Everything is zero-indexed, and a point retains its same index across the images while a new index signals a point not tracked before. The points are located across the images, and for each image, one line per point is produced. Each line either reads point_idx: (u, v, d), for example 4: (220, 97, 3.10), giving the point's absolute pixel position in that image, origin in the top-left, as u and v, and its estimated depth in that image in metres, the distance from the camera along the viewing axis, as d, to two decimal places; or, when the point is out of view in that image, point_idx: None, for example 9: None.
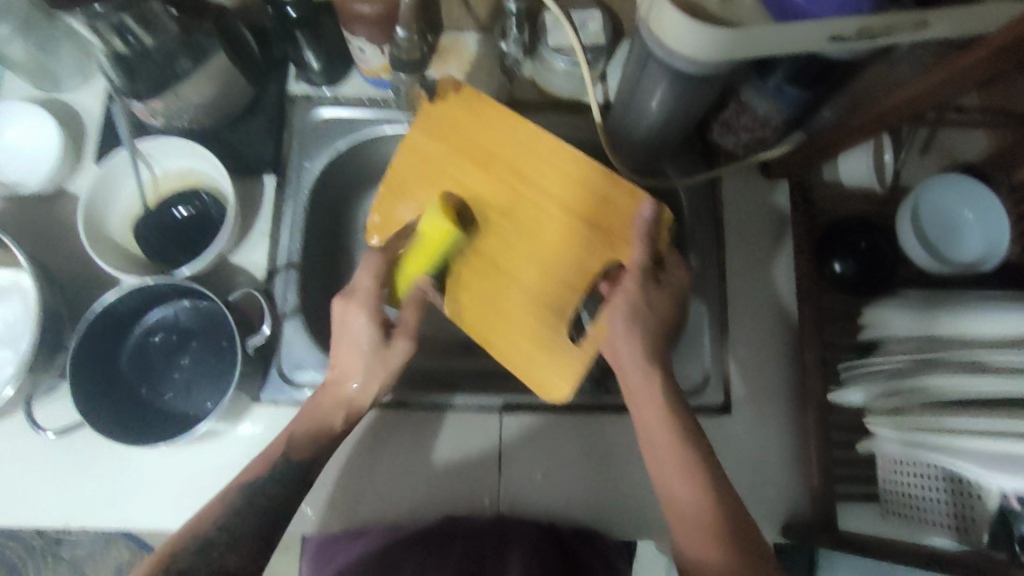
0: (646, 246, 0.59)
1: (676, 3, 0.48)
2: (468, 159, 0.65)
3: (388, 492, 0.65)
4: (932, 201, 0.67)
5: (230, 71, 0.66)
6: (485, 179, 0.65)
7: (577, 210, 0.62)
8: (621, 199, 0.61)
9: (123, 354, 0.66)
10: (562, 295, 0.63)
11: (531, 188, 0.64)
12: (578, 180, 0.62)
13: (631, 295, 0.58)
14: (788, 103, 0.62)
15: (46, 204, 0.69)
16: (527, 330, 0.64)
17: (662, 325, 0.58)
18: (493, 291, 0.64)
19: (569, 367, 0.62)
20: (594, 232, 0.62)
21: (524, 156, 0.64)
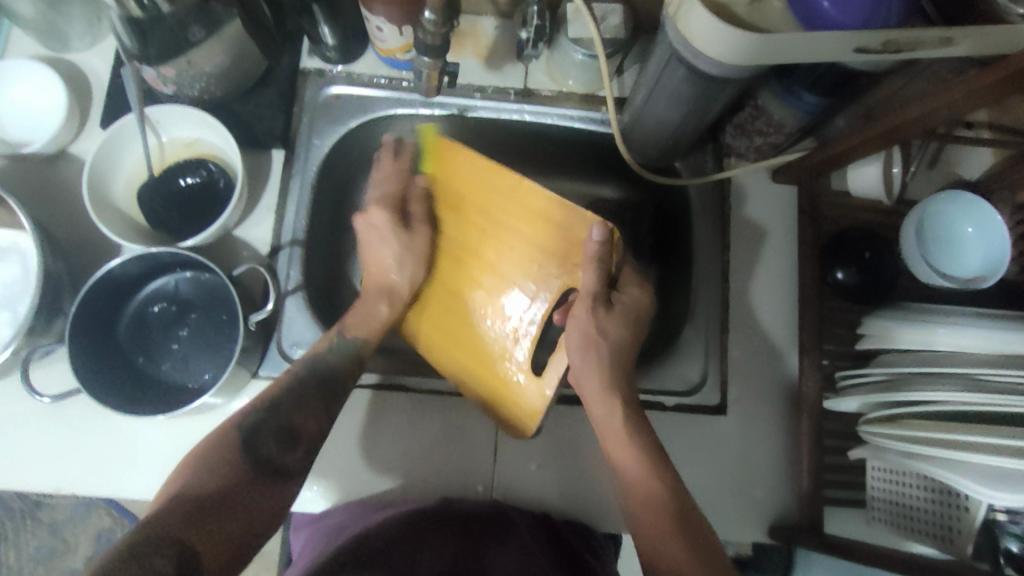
0: (596, 270, 0.59)
1: (706, 3, 0.47)
2: (450, 206, 0.70)
3: (382, 473, 0.65)
4: (936, 217, 0.68)
5: (243, 39, 0.64)
6: (462, 225, 0.70)
7: (538, 246, 0.65)
8: (572, 225, 0.63)
9: (122, 321, 0.65)
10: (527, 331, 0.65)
11: (494, 226, 0.68)
12: (539, 217, 0.65)
13: (584, 324, 0.59)
14: (805, 110, 0.62)
15: (47, 165, 0.67)
16: (491, 369, 0.66)
17: (617, 352, 0.59)
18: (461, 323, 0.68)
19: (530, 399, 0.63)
20: (551, 265, 0.65)
21: (482, 193, 0.68)
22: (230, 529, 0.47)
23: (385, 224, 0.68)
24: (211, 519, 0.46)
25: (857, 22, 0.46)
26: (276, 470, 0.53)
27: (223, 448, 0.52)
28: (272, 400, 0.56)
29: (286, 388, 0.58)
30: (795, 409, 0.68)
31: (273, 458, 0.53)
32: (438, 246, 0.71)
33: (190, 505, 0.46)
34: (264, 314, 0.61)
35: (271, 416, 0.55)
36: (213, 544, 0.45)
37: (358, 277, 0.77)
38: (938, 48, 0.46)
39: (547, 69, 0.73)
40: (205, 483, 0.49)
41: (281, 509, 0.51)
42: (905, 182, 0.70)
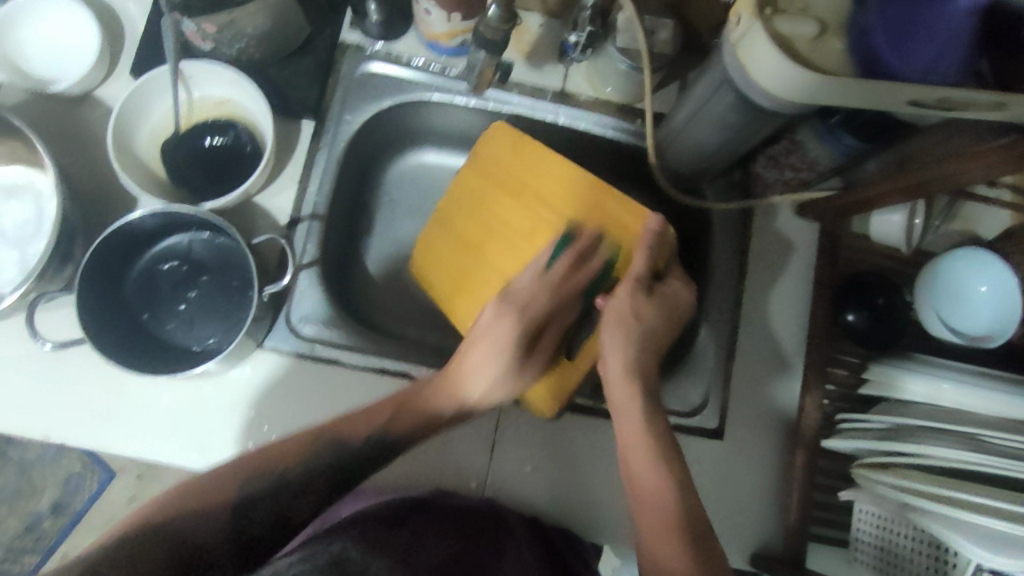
0: (648, 256, 0.61)
1: (771, 35, 0.47)
2: (503, 190, 0.70)
3: None
4: (952, 273, 0.68)
5: (288, 5, 0.63)
6: (515, 211, 0.69)
7: (594, 237, 0.66)
8: (628, 221, 0.65)
9: (130, 275, 0.64)
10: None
11: (547, 208, 0.68)
12: (601, 211, 0.66)
13: (622, 305, 0.61)
14: (842, 151, 0.62)
15: (71, 106, 0.66)
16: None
17: (651, 337, 0.60)
18: None
19: (564, 380, 0.64)
20: (606, 260, 0.66)
21: (543, 179, 0.68)
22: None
23: (507, 322, 0.61)
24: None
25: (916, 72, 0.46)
26: (242, 550, 0.48)
27: (216, 493, 0.49)
28: (282, 474, 0.51)
29: (305, 459, 0.52)
30: (791, 443, 0.69)
31: (253, 537, 0.49)
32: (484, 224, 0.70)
33: (157, 548, 0.45)
34: (279, 287, 0.60)
35: (275, 491, 0.51)
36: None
37: (371, 256, 0.76)
38: (988, 112, 0.46)
39: (587, 74, 0.72)
40: (183, 525, 0.47)
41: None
42: (923, 233, 0.71)
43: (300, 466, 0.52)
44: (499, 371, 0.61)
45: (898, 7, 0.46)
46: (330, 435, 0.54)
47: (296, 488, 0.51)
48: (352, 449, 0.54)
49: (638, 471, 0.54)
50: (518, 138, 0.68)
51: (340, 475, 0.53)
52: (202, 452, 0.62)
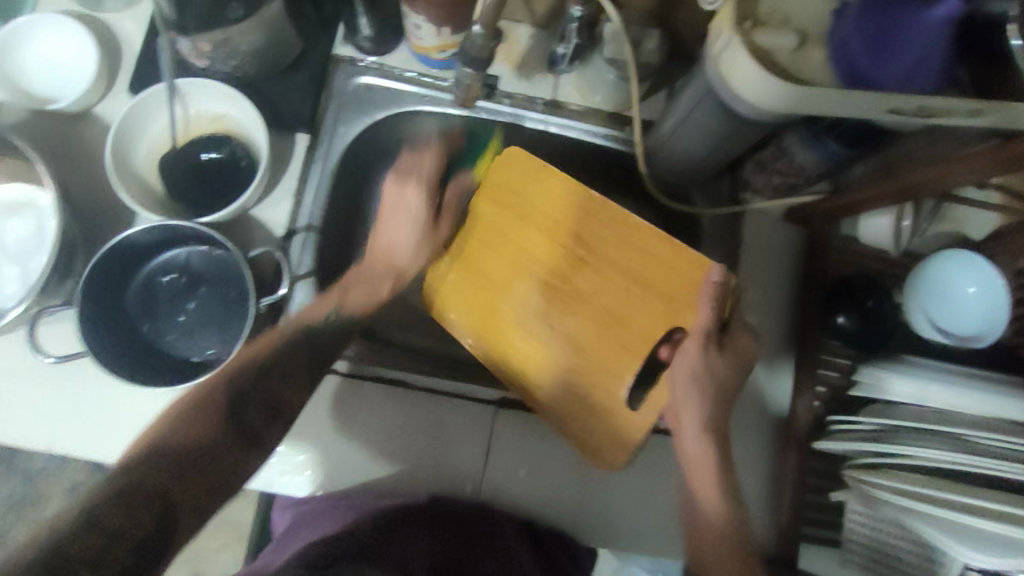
0: (712, 308, 0.57)
1: (749, 47, 0.48)
2: (538, 229, 0.65)
3: (368, 465, 0.66)
4: (940, 274, 0.69)
5: (280, 22, 0.64)
6: (553, 251, 0.65)
7: (648, 283, 0.63)
8: (684, 267, 0.62)
9: (130, 289, 0.65)
10: (631, 362, 0.62)
11: (593, 251, 0.64)
12: (653, 257, 0.63)
13: (691, 360, 0.58)
14: (827, 157, 0.63)
15: (71, 124, 0.67)
16: (601, 409, 0.62)
17: (721, 391, 0.58)
18: (537, 347, 0.64)
19: (632, 433, 0.61)
20: (662, 306, 0.62)
21: (587, 221, 0.64)
22: (123, 524, 0.49)
23: (412, 198, 0.65)
24: (145, 500, 0.50)
25: (893, 83, 0.47)
26: (249, 434, 0.56)
27: (201, 399, 0.55)
28: (266, 361, 0.58)
29: (282, 350, 0.59)
30: (783, 446, 0.70)
31: (255, 426, 0.57)
32: (518, 263, 0.65)
33: (167, 459, 0.52)
34: (275, 299, 0.61)
35: (263, 382, 0.58)
36: (130, 533, 0.49)
37: None
38: (966, 118, 0.47)
39: (577, 84, 0.73)
40: (184, 436, 0.53)
41: (206, 511, 0.53)
42: (912, 236, 0.72)
43: (278, 360, 0.59)
44: (417, 234, 0.66)
45: (874, 17, 0.46)
46: (293, 325, 0.61)
47: (280, 373, 0.59)
48: (321, 338, 0.61)
49: (707, 517, 0.56)
50: (545, 170, 0.65)
51: (312, 359, 0.60)
52: None
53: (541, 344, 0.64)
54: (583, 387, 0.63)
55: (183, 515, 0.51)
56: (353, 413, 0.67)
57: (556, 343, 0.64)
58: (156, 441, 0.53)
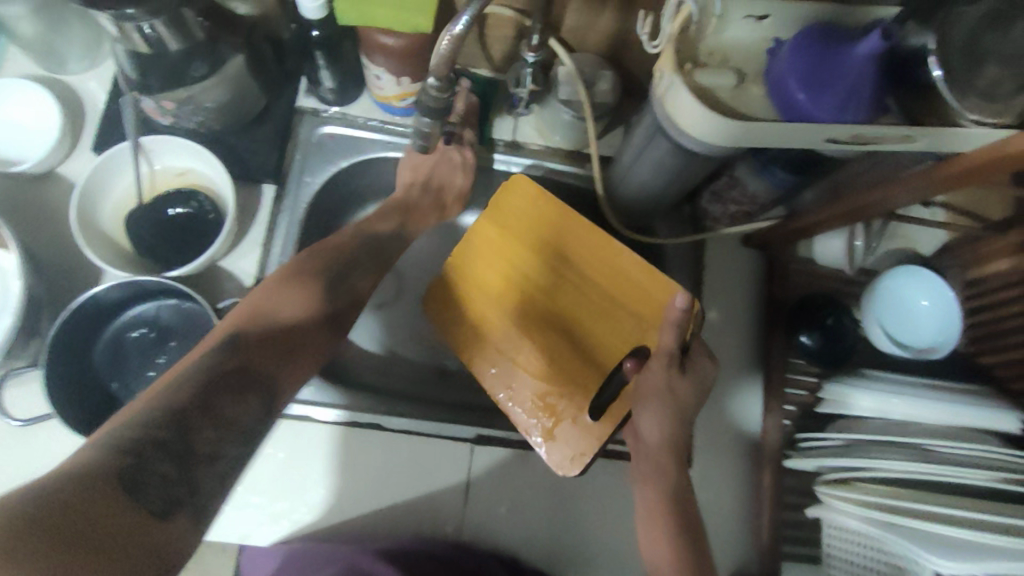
0: (677, 333, 0.55)
1: (690, 85, 0.51)
2: (526, 247, 0.68)
3: (348, 509, 0.66)
4: (896, 291, 0.72)
5: (245, 78, 0.66)
6: (538, 269, 0.67)
7: (620, 302, 0.65)
8: (651, 291, 0.64)
9: (98, 347, 0.65)
10: (594, 373, 0.64)
11: (574, 271, 0.67)
12: (626, 279, 0.65)
13: (653, 380, 0.57)
14: (777, 184, 0.66)
15: (35, 185, 0.68)
16: (563, 413, 0.64)
17: (682, 410, 0.58)
18: (514, 359, 0.66)
19: (591, 440, 0.62)
20: (631, 326, 0.65)
21: (572, 241, 0.67)
22: (234, 413, 0.46)
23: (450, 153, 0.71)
24: (253, 384, 0.48)
25: (828, 115, 0.50)
26: (333, 319, 0.58)
27: (297, 275, 0.58)
28: (340, 261, 0.61)
29: (352, 256, 0.62)
30: (757, 466, 0.71)
31: (342, 309, 0.59)
32: (507, 279, 0.68)
33: (270, 340, 0.52)
34: None
35: (340, 280, 0.60)
36: (242, 420, 0.46)
37: None
38: (899, 143, 0.51)
39: (535, 122, 0.76)
40: (284, 316, 0.54)
41: (302, 380, 0.53)
42: (867, 255, 0.74)
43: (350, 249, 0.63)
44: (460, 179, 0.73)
45: (804, 53, 0.50)
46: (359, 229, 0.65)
47: (353, 269, 0.62)
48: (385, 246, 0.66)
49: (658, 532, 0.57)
50: (542, 199, 0.67)
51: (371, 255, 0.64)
52: None
53: (514, 348, 0.66)
54: (552, 398, 0.64)
55: (285, 393, 0.51)
56: (331, 457, 0.67)
57: (527, 348, 0.66)
58: (255, 319, 0.52)
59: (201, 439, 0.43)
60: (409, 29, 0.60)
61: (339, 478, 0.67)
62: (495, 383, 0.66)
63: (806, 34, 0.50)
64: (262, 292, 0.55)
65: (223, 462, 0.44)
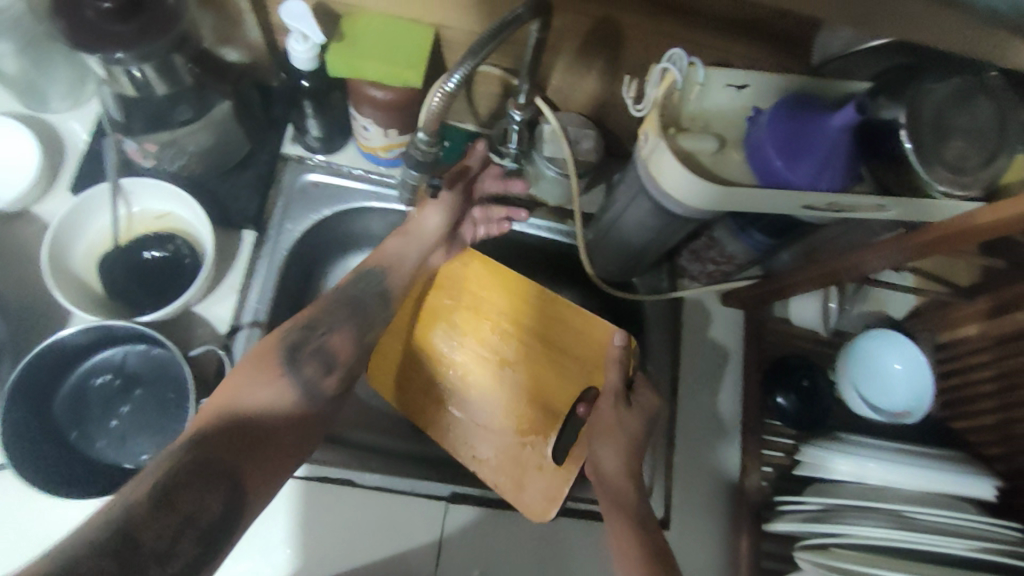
0: (619, 370, 0.61)
1: (676, 151, 0.51)
2: (468, 310, 0.70)
3: (315, 570, 0.63)
4: (867, 357, 0.72)
5: (231, 124, 0.66)
6: (483, 328, 0.70)
7: (563, 348, 0.69)
8: (592, 331, 0.69)
9: (59, 394, 0.62)
10: (551, 419, 0.67)
11: (516, 325, 0.69)
12: (565, 324, 0.69)
13: (605, 415, 0.61)
14: (754, 246, 0.67)
15: (6, 223, 0.66)
16: (528, 466, 0.64)
17: (637, 445, 0.60)
18: (468, 416, 0.67)
19: (557, 486, 0.63)
20: (577, 368, 0.68)
21: (510, 298, 0.70)
22: (196, 509, 0.46)
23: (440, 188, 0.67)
24: (220, 482, 0.47)
25: (805, 183, 0.51)
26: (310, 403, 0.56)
27: (264, 355, 0.55)
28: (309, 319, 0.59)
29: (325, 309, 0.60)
30: (735, 529, 0.69)
31: (315, 382, 0.56)
32: (451, 339, 0.70)
33: (238, 434, 0.50)
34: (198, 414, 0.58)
35: (312, 336, 0.58)
36: (214, 508, 0.46)
37: None
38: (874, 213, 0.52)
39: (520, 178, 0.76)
40: (256, 403, 0.53)
41: (271, 482, 0.51)
42: (841, 317, 0.76)
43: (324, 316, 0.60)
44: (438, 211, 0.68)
45: (783, 124, 0.51)
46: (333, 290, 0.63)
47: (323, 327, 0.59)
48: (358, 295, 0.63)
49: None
50: (480, 260, 0.71)
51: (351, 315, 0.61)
52: None
53: (467, 406, 0.67)
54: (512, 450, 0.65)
55: (249, 492, 0.49)
56: (300, 513, 0.64)
57: (479, 405, 0.67)
58: (224, 411, 0.51)
59: (152, 537, 0.43)
60: (398, 83, 0.61)
61: (307, 537, 0.64)
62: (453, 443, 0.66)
63: (783, 105, 0.52)
64: (241, 374, 0.54)
65: (178, 561, 0.44)
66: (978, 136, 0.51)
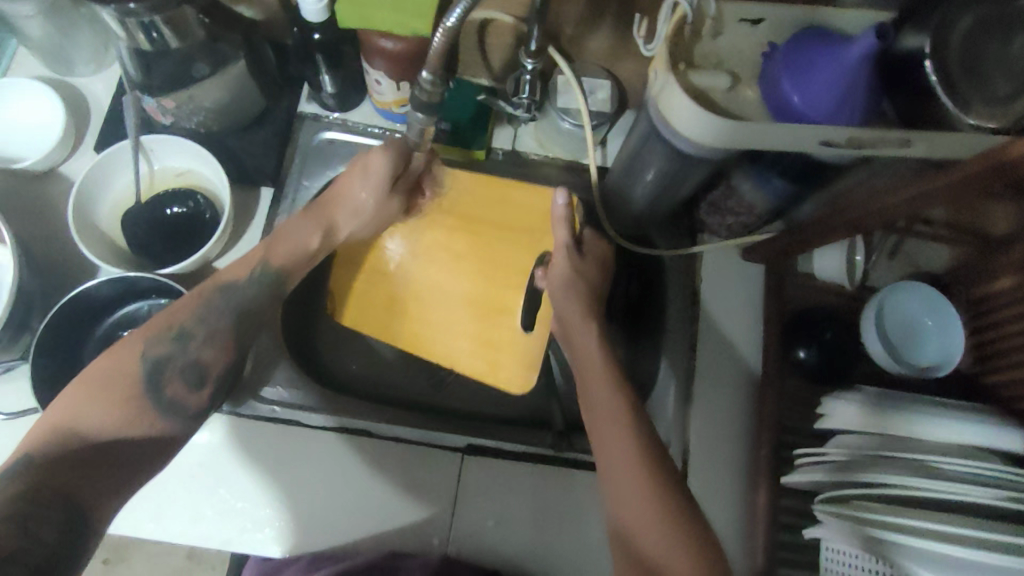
0: (566, 229, 0.64)
1: (687, 90, 0.50)
2: (411, 215, 0.73)
3: (334, 518, 0.64)
4: (893, 310, 0.71)
5: (246, 81, 0.67)
6: (431, 228, 0.73)
7: (510, 228, 0.73)
8: (531, 203, 0.73)
9: (89, 344, 0.64)
10: (512, 295, 0.72)
11: (461, 219, 0.73)
12: (508, 204, 0.73)
13: (562, 272, 0.63)
14: (773, 193, 0.66)
15: (36, 182, 0.68)
16: (501, 344, 0.71)
17: (592, 291, 0.63)
18: (443, 309, 0.73)
19: (538, 352, 0.70)
20: (526, 240, 0.73)
21: (450, 195, 0.73)
22: (26, 543, 0.40)
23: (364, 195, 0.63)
24: (49, 511, 0.41)
25: (824, 119, 0.50)
26: (171, 414, 0.51)
27: (113, 376, 0.50)
28: (178, 329, 0.53)
29: (201, 310, 0.54)
30: (753, 484, 0.68)
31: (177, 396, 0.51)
32: (406, 241, 0.73)
33: (74, 458, 0.44)
34: None
35: (182, 351, 0.52)
36: (44, 537, 0.40)
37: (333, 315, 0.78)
38: (898, 150, 0.50)
39: (534, 132, 0.76)
40: (96, 427, 0.46)
41: (118, 498, 0.45)
42: (866, 270, 0.73)
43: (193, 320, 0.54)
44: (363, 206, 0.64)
45: (798, 57, 0.50)
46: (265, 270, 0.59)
47: (200, 336, 0.53)
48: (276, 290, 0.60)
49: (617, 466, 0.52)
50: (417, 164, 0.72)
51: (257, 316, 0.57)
52: (159, 521, 0.63)
53: (434, 300, 0.73)
54: (486, 327, 0.72)
55: (89, 512, 0.43)
56: (319, 461, 0.66)
57: (447, 304, 0.73)
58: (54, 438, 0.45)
59: None
60: (409, 33, 0.61)
61: (326, 484, 0.65)
62: (436, 345, 0.72)
63: (797, 40, 0.50)
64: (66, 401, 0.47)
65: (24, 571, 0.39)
66: (1009, 71, 0.50)
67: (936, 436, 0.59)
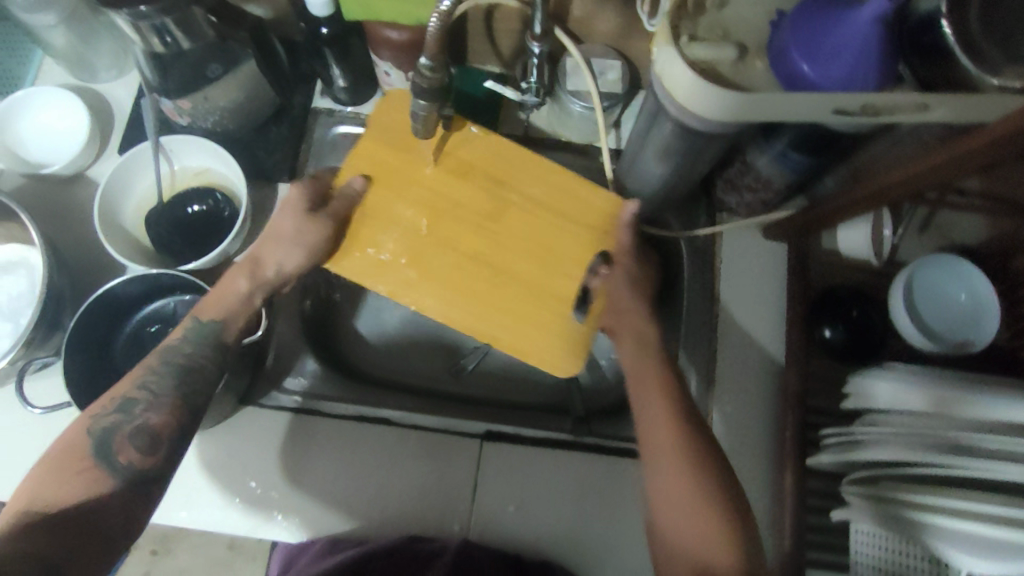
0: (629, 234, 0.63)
1: (689, 62, 0.49)
2: (449, 172, 0.64)
3: (356, 505, 0.65)
4: (925, 285, 0.68)
5: (259, 79, 0.68)
6: (469, 193, 0.64)
7: (569, 215, 0.64)
8: (595, 201, 0.65)
9: (118, 340, 0.67)
10: (558, 283, 0.63)
11: (511, 189, 0.65)
12: (571, 194, 0.65)
13: (627, 270, 0.61)
14: (790, 168, 0.64)
15: (66, 185, 0.71)
16: (538, 325, 0.62)
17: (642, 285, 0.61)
18: (472, 283, 0.62)
19: (577, 343, 0.62)
20: (585, 234, 0.64)
21: (502, 167, 0.65)
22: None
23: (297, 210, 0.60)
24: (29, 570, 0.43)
25: (836, 86, 0.48)
26: (135, 477, 0.51)
27: (74, 451, 0.51)
28: (124, 398, 0.53)
29: (154, 379, 0.55)
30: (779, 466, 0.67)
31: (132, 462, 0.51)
32: (434, 203, 0.64)
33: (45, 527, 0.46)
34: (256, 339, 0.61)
35: (129, 418, 0.52)
36: None
37: (353, 307, 0.79)
38: (915, 115, 0.47)
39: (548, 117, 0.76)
40: (61, 498, 0.48)
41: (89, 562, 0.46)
42: (895, 245, 0.71)
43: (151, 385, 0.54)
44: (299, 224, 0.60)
45: (806, 22, 0.48)
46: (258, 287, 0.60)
47: (142, 401, 0.53)
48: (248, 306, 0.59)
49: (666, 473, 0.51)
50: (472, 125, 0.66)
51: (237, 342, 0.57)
52: (190, 509, 0.65)
53: (460, 272, 0.63)
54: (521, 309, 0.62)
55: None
56: (341, 449, 0.67)
57: (472, 270, 0.63)
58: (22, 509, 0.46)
59: None
60: (413, 21, 0.62)
61: (349, 472, 0.66)
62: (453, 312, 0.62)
63: (806, 4, 0.49)
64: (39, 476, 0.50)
65: None
66: None
67: (971, 413, 0.52)
